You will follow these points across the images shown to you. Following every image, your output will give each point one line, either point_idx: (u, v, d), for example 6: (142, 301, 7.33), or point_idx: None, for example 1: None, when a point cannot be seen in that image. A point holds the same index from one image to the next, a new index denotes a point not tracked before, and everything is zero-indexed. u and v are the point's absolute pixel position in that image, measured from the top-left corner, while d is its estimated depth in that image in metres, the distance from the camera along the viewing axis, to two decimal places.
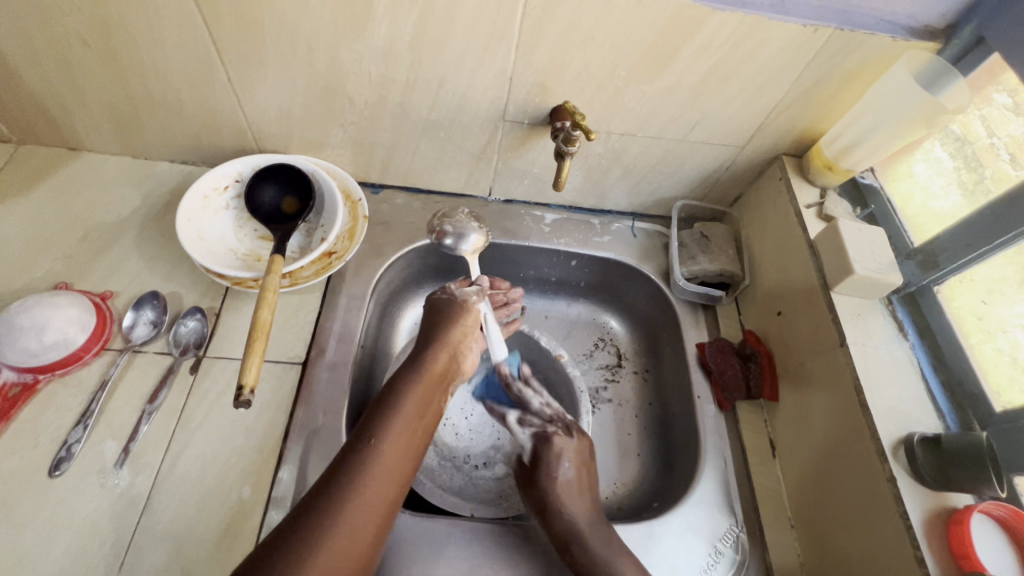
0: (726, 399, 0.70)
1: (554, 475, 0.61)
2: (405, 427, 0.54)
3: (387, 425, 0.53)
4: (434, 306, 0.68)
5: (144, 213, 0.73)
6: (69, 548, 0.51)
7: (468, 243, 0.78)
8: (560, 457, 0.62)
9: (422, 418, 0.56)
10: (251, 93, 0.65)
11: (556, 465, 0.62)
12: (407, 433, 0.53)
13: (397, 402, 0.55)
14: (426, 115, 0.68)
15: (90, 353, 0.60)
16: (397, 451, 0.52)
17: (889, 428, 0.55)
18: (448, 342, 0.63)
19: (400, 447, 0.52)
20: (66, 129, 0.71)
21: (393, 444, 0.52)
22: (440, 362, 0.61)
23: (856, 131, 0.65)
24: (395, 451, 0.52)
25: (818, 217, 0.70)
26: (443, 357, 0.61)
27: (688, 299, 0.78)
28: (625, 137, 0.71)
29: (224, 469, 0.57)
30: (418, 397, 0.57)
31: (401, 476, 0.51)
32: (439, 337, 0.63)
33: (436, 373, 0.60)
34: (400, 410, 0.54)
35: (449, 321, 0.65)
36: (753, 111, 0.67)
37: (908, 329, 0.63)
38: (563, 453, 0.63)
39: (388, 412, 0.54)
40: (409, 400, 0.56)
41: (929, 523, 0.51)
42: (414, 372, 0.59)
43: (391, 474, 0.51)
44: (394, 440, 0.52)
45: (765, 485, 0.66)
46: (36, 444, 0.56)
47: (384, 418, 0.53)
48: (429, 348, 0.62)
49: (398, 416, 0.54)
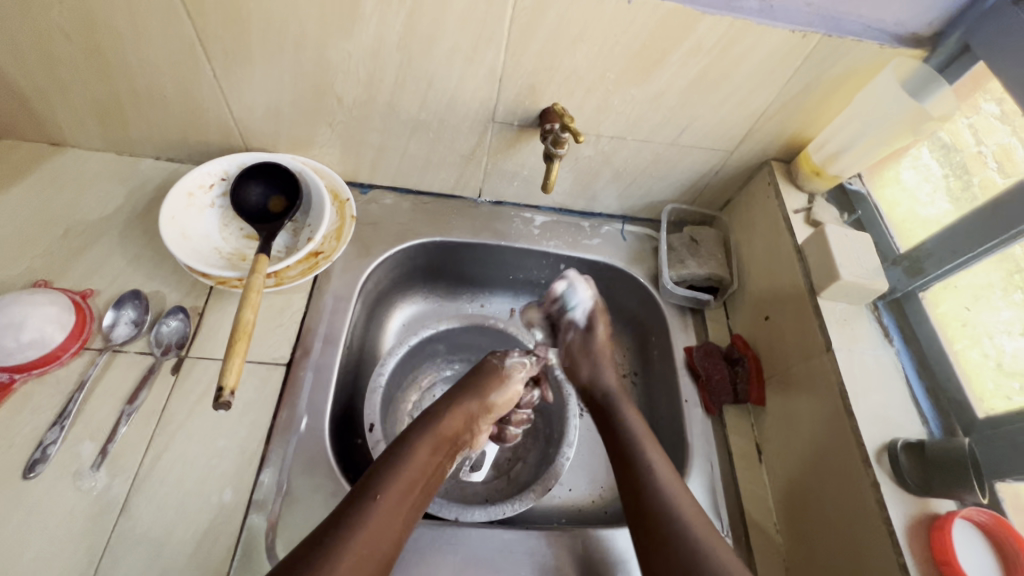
0: (714, 402, 0.70)
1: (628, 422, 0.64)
2: (400, 493, 0.53)
3: (391, 478, 0.53)
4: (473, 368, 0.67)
5: (128, 211, 0.72)
6: (43, 550, 0.50)
7: (580, 295, 0.74)
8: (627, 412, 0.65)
9: (418, 485, 0.55)
10: (238, 90, 0.64)
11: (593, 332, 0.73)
12: (399, 501, 0.52)
13: (398, 465, 0.55)
14: (416, 115, 0.68)
15: (68, 353, 0.59)
16: (395, 510, 0.52)
17: (874, 435, 0.55)
18: (472, 406, 0.63)
19: (390, 514, 0.51)
20: (49, 124, 0.70)
21: (383, 510, 0.51)
22: (452, 426, 0.61)
23: (843, 138, 0.66)
24: (386, 516, 0.51)
25: (806, 222, 0.70)
26: (456, 422, 0.61)
27: (676, 303, 0.79)
28: (615, 140, 0.70)
29: (205, 471, 0.56)
30: (420, 462, 0.56)
31: (395, 533, 0.51)
32: (460, 400, 0.62)
33: (445, 438, 0.60)
34: (400, 475, 0.54)
35: (480, 389, 0.64)
36: (741, 116, 0.67)
37: (894, 334, 0.64)
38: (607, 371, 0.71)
39: (384, 477, 0.53)
40: (410, 465, 0.55)
41: (912, 529, 0.51)
42: (422, 432, 0.59)
43: (375, 543, 0.49)
44: (384, 506, 0.51)
45: (751, 491, 0.66)
46: (11, 444, 0.55)
47: (379, 481, 0.53)
48: (445, 412, 0.61)
49: (394, 482, 0.53)
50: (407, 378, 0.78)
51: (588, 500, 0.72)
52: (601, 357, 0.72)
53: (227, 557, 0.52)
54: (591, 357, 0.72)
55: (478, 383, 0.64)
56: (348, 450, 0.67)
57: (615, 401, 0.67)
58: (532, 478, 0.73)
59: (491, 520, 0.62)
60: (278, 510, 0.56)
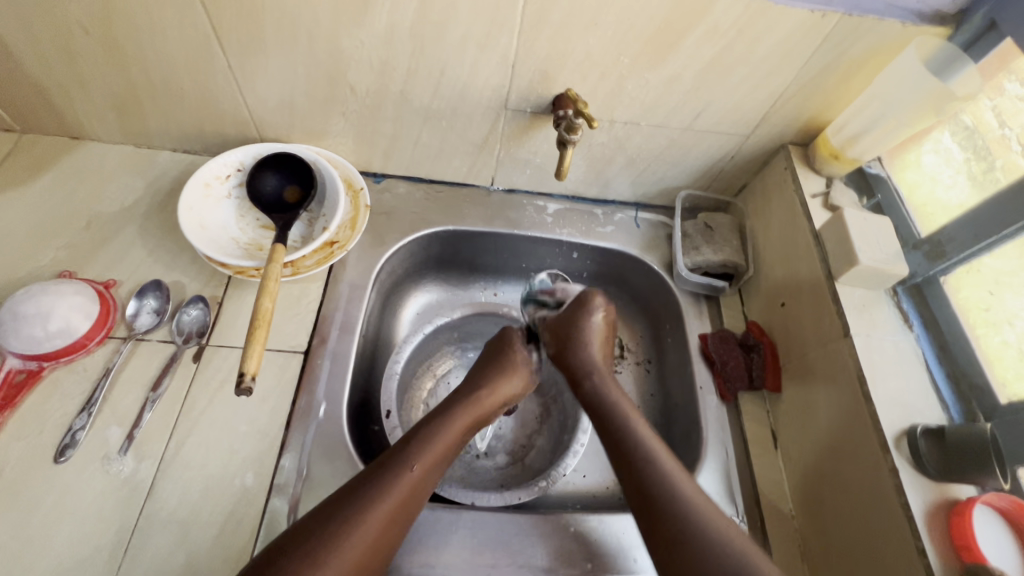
0: (728, 389, 0.70)
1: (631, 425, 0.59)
2: (432, 465, 0.53)
3: (422, 451, 0.53)
4: (501, 346, 0.68)
5: (147, 202, 0.73)
6: (75, 531, 0.52)
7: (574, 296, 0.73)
8: (588, 342, 0.65)
9: (444, 461, 0.55)
10: (252, 80, 0.65)
11: (585, 347, 0.65)
12: (428, 474, 0.53)
13: (431, 436, 0.55)
14: (429, 103, 0.67)
15: (94, 341, 0.61)
16: (420, 481, 0.52)
17: (893, 420, 0.54)
18: (511, 385, 0.65)
19: (416, 490, 0.51)
20: (69, 116, 0.71)
21: (414, 481, 0.51)
22: (487, 405, 0.62)
23: (863, 121, 0.64)
24: (412, 486, 0.51)
25: (823, 207, 0.69)
26: (492, 403, 0.62)
27: (690, 290, 0.78)
28: (628, 125, 0.70)
29: (228, 456, 0.57)
30: (452, 434, 0.57)
31: (417, 503, 0.51)
32: (497, 383, 0.64)
33: (477, 418, 0.61)
34: (431, 447, 0.54)
35: (512, 368, 0.65)
36: (758, 99, 0.66)
37: (914, 320, 0.63)
38: (591, 337, 0.66)
39: (416, 450, 0.53)
40: (443, 438, 0.56)
41: (931, 515, 0.50)
42: (462, 405, 0.60)
43: (401, 511, 0.50)
44: (413, 480, 0.51)
45: (767, 477, 0.66)
46: (42, 431, 0.56)
47: (414, 453, 0.53)
48: (482, 390, 0.62)
49: (425, 454, 0.53)
50: (423, 365, 0.79)
51: (602, 487, 0.72)
52: (599, 377, 0.64)
53: (250, 538, 0.53)
54: (574, 325, 0.66)
55: (512, 369, 0.66)
56: (365, 436, 0.68)
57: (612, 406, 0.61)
58: (547, 465, 0.74)
59: (506, 505, 0.63)
60: (299, 494, 0.57)
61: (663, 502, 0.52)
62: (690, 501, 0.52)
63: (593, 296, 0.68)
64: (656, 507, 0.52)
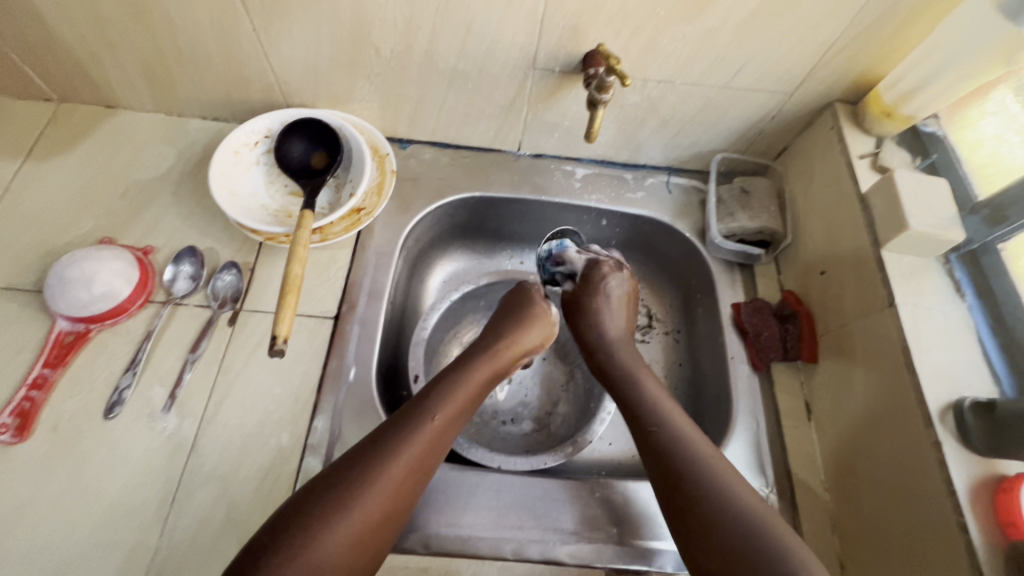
0: (761, 359, 0.68)
1: (645, 391, 0.59)
2: (452, 416, 0.54)
3: (443, 401, 0.54)
4: (517, 302, 0.68)
5: (180, 170, 0.74)
6: (126, 482, 0.55)
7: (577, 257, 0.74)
8: (602, 318, 0.68)
9: (464, 413, 0.56)
10: (276, 44, 0.64)
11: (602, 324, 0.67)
12: (448, 426, 0.53)
13: (451, 388, 0.56)
14: (454, 64, 0.66)
15: (136, 306, 0.63)
16: (442, 431, 0.53)
17: (938, 392, 0.52)
18: (529, 339, 0.65)
19: (438, 438, 0.52)
20: (102, 85, 0.72)
21: (434, 431, 0.52)
22: (507, 358, 0.62)
23: (920, 74, 0.59)
24: (433, 434, 0.52)
25: (871, 169, 0.65)
26: (510, 357, 0.63)
27: (724, 258, 0.75)
28: (662, 85, 0.66)
29: (264, 416, 0.59)
30: (472, 387, 0.57)
31: (438, 452, 0.52)
32: (517, 337, 0.64)
33: (495, 373, 0.61)
34: (452, 399, 0.55)
35: (530, 322, 0.66)
36: (805, 51, 0.61)
37: (966, 289, 0.59)
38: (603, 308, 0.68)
39: (438, 401, 0.54)
40: (463, 390, 0.56)
41: (975, 491, 0.48)
42: (482, 359, 0.60)
43: (423, 460, 0.50)
44: (435, 430, 0.52)
45: (799, 448, 0.64)
46: (91, 388, 0.59)
47: (434, 404, 0.53)
48: (499, 344, 0.63)
49: (446, 404, 0.54)
50: (450, 332, 0.79)
51: (628, 455, 0.72)
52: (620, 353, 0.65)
53: (287, 494, 0.56)
54: (592, 291, 0.69)
55: (529, 324, 0.66)
56: (394, 400, 0.69)
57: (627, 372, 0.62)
58: (573, 431, 0.74)
59: (531, 469, 0.64)
60: (331, 453, 0.59)
61: (686, 462, 0.52)
62: (701, 457, 0.52)
63: (610, 264, 0.71)
64: (681, 465, 0.52)
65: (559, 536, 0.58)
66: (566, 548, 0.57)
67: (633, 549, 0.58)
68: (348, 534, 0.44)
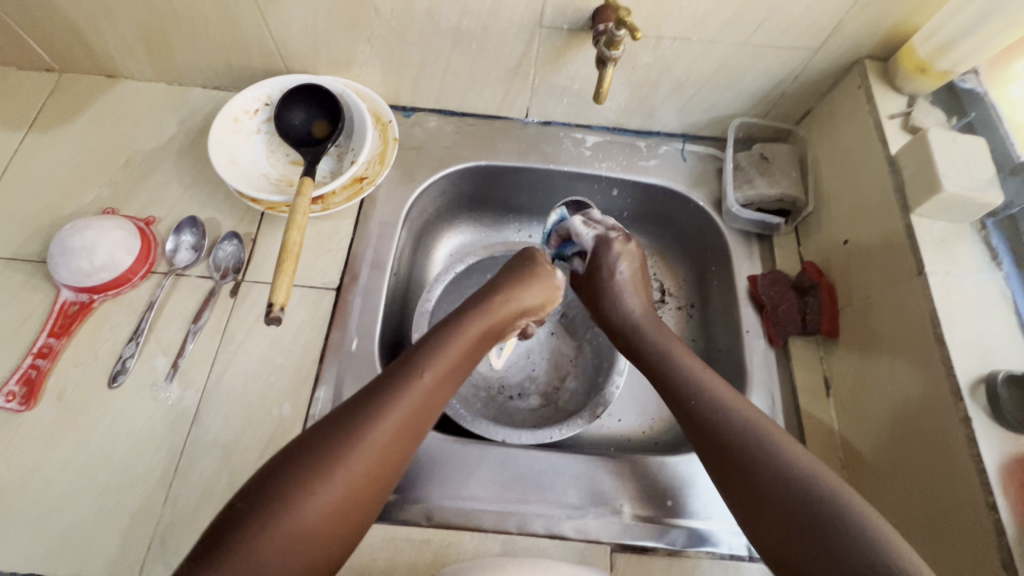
0: (777, 333, 0.65)
1: (687, 367, 0.56)
2: (444, 373, 0.51)
3: (432, 357, 0.52)
4: (516, 262, 0.65)
5: (181, 140, 0.73)
6: (130, 450, 0.55)
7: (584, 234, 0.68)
8: (619, 295, 0.65)
9: (456, 370, 0.54)
10: (273, 5, 0.61)
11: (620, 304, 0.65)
12: (440, 382, 0.51)
13: (442, 345, 0.53)
14: (457, 24, 0.63)
15: (138, 276, 0.62)
16: (433, 387, 0.50)
17: (969, 365, 0.49)
18: (525, 297, 0.62)
19: (429, 395, 0.50)
20: (101, 53, 0.71)
21: (426, 387, 0.50)
22: (501, 316, 0.60)
23: (958, 24, 0.54)
24: (423, 389, 0.49)
25: (902, 129, 0.61)
26: (507, 311, 0.60)
27: (741, 228, 0.72)
28: (677, 42, 0.63)
29: (266, 387, 0.59)
30: (463, 344, 0.55)
31: (429, 409, 0.50)
32: (514, 295, 0.61)
33: (489, 329, 0.58)
34: (442, 355, 0.52)
35: (527, 281, 0.63)
36: (833, 2, 0.57)
37: (1003, 257, 0.55)
38: (621, 289, 0.65)
39: (428, 357, 0.52)
40: (454, 347, 0.54)
41: (1007, 469, 0.45)
42: (475, 316, 0.58)
43: (414, 417, 0.48)
44: (426, 386, 0.50)
45: (817, 426, 0.61)
46: (95, 358, 0.59)
47: (424, 360, 0.51)
48: (493, 299, 0.60)
49: (437, 360, 0.52)
50: (455, 306, 0.78)
51: (638, 431, 0.70)
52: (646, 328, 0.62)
53: None
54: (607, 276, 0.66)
55: (529, 279, 0.63)
56: None
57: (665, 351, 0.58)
58: (580, 407, 0.72)
59: (538, 444, 0.61)
60: None
61: (727, 436, 0.49)
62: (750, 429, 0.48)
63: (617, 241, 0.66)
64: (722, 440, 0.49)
65: (564, 511, 0.57)
66: (571, 523, 0.56)
67: (641, 525, 0.56)
68: (335, 493, 0.43)
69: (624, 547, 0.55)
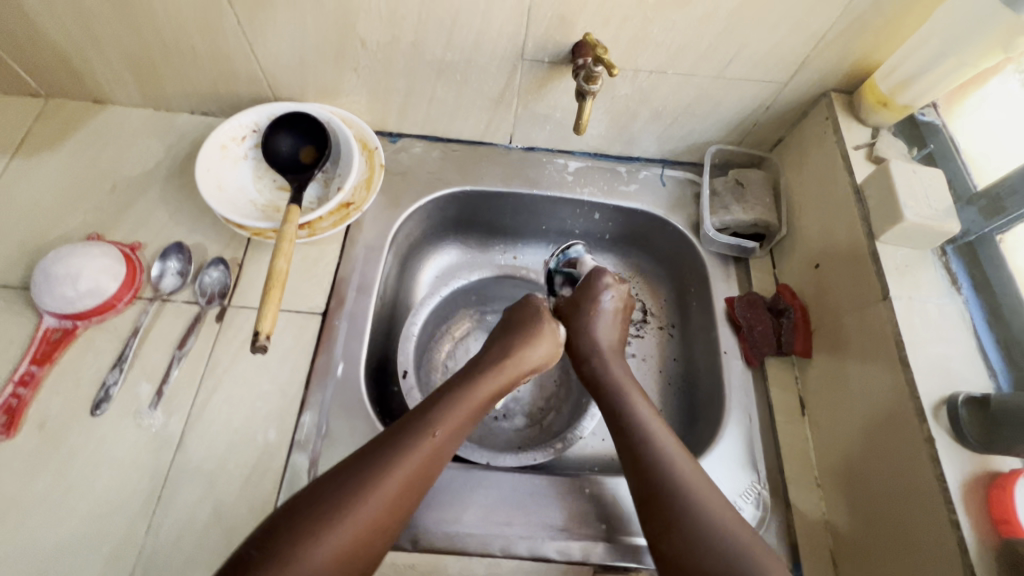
0: (753, 354, 0.67)
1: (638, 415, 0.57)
2: (451, 434, 0.53)
3: (441, 417, 0.53)
4: (523, 314, 0.67)
5: (168, 165, 0.74)
6: (112, 479, 0.55)
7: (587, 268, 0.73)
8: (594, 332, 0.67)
9: (464, 430, 0.55)
10: (261, 36, 0.63)
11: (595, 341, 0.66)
12: (447, 443, 0.52)
13: (451, 405, 0.55)
14: (441, 56, 0.65)
15: (123, 301, 0.63)
16: (439, 449, 0.52)
17: (931, 387, 0.51)
18: (532, 356, 0.63)
19: (434, 458, 0.51)
20: (89, 79, 0.72)
21: (433, 447, 0.51)
22: (510, 375, 0.61)
23: (916, 61, 0.58)
24: (429, 451, 0.51)
25: (867, 159, 0.64)
26: (516, 372, 0.62)
27: (718, 251, 0.74)
28: (653, 75, 0.65)
29: (252, 412, 0.59)
30: (471, 403, 0.56)
31: (433, 470, 0.51)
32: (522, 353, 0.63)
33: (498, 389, 0.60)
34: (451, 416, 0.54)
35: (528, 336, 0.64)
36: (798, 40, 0.60)
37: (962, 281, 0.58)
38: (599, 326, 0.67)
39: (437, 418, 0.53)
40: (464, 407, 0.55)
41: (969, 487, 0.47)
42: (485, 375, 0.59)
43: (419, 477, 0.50)
44: (433, 448, 0.51)
45: (794, 446, 0.63)
46: (78, 385, 0.59)
47: (434, 419, 0.53)
48: (502, 357, 0.62)
49: (445, 421, 0.53)
50: (440, 328, 0.79)
51: (621, 450, 0.72)
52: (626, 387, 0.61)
53: (272, 491, 0.55)
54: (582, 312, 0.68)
55: (534, 338, 0.64)
56: (383, 394, 0.69)
57: (619, 396, 0.60)
58: (565, 427, 0.74)
59: (521, 465, 0.63)
60: (319, 452, 0.58)
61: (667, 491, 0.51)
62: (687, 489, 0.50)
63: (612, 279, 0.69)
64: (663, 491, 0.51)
65: (548, 532, 0.57)
66: (554, 544, 0.57)
67: (623, 545, 0.57)
68: (335, 550, 0.44)
69: (607, 567, 0.56)
